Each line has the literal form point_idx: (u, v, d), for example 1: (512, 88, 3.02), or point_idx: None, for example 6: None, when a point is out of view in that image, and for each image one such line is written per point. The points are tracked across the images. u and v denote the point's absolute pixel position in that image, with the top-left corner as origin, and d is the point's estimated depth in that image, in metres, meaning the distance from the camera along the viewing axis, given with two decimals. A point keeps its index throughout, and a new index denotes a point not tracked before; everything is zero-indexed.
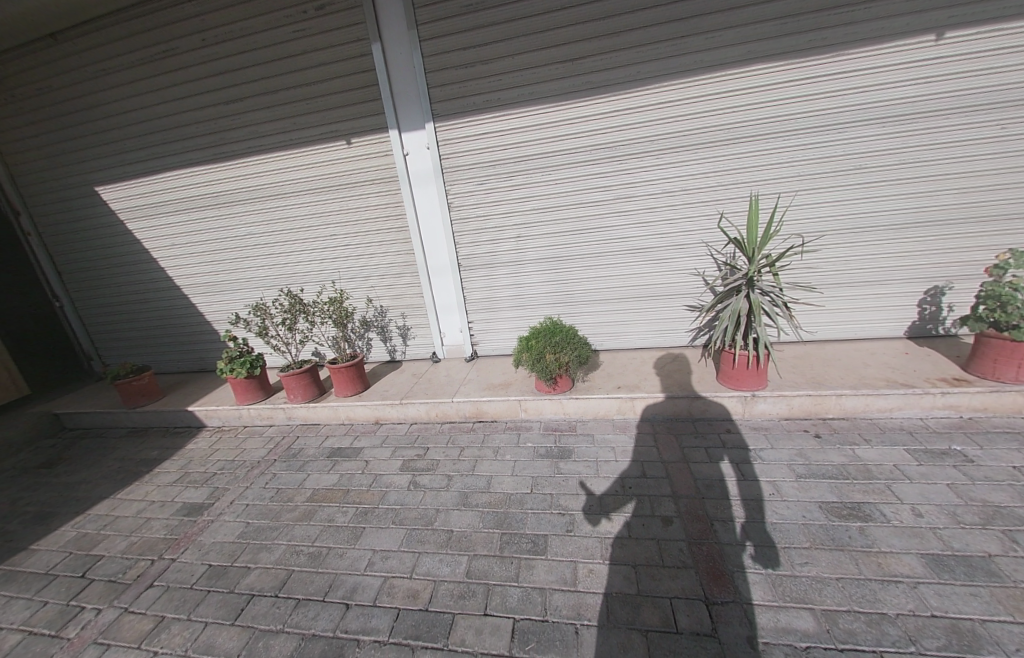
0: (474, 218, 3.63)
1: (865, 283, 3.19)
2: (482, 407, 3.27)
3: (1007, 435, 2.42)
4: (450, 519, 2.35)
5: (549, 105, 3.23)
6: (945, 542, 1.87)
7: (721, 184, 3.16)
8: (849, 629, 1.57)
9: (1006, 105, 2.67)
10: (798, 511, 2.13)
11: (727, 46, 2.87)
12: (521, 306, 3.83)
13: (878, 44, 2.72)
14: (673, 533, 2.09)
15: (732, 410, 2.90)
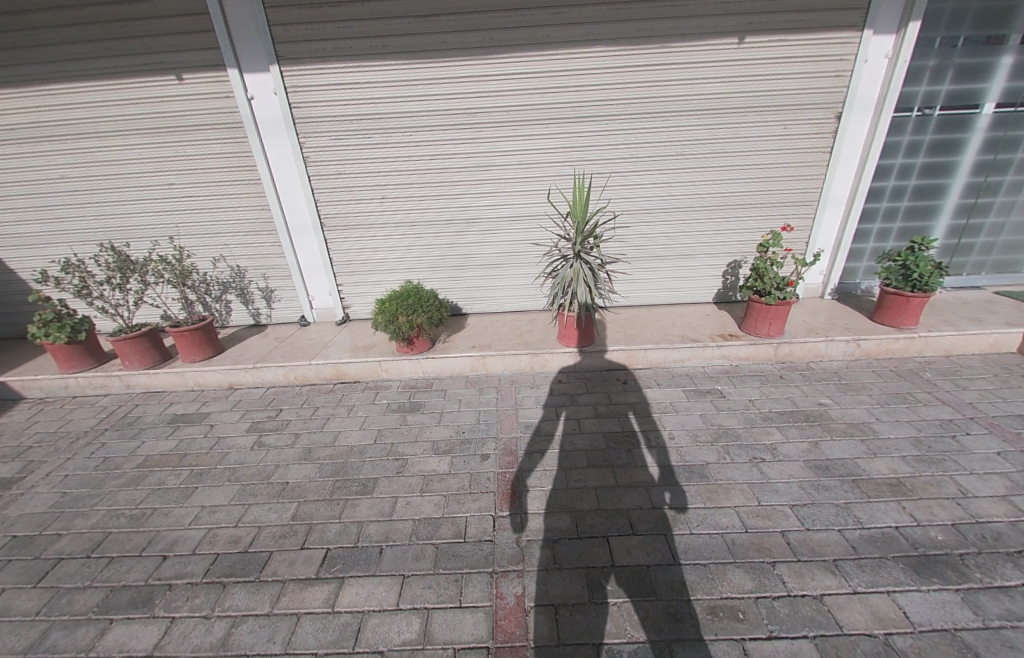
0: (336, 177, 3.53)
1: (682, 256, 3.79)
2: (342, 368, 3.36)
3: (754, 377, 3.17)
4: (288, 472, 2.50)
5: (410, 61, 3.20)
6: (682, 455, 2.48)
7: (569, 160, 3.46)
8: (592, 524, 2.07)
9: (782, 109, 3.29)
10: (589, 441, 2.64)
11: (573, 24, 3.09)
12: (391, 270, 3.87)
13: (693, 41, 3.13)
14: (486, 466, 2.47)
15: (566, 364, 3.36)
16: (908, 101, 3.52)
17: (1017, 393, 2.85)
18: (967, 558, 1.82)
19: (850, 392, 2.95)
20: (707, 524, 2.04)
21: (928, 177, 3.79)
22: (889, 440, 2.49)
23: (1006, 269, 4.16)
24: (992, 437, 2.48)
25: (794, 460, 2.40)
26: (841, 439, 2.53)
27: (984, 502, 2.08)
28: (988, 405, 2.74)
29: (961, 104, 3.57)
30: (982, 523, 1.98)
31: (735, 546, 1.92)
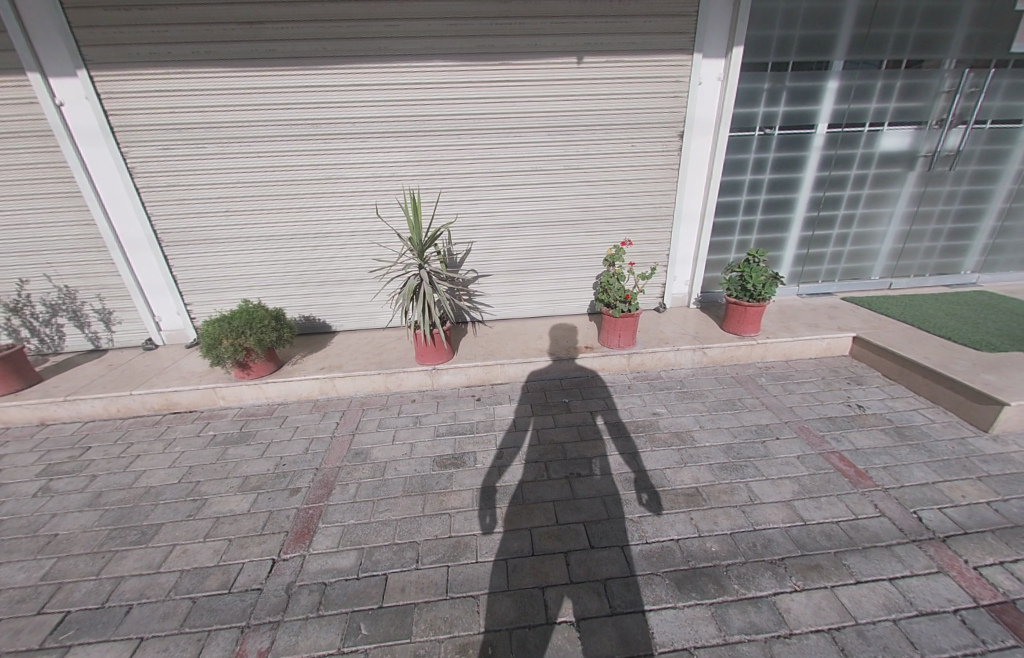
0: (169, 189, 3.27)
1: (549, 269, 3.89)
2: (173, 397, 3.08)
3: (604, 388, 3.22)
4: (61, 522, 2.24)
5: (240, 69, 3.03)
6: (501, 476, 2.42)
7: (425, 173, 3.41)
8: (376, 560, 1.95)
9: (627, 126, 3.41)
10: (414, 465, 2.51)
11: (410, 38, 3.05)
12: (246, 288, 3.63)
13: (534, 59, 3.17)
14: (291, 502, 2.29)
15: (423, 382, 3.26)
16: (749, 121, 3.73)
17: (835, 395, 3.03)
18: (731, 568, 1.85)
19: (687, 400, 3.04)
20: (495, 551, 1.97)
21: (776, 192, 4.04)
22: (703, 448, 2.57)
23: (856, 276, 4.49)
24: (798, 440, 2.60)
25: (607, 474, 2.40)
26: (660, 449, 2.58)
27: (766, 508, 2.15)
28: (804, 409, 2.89)
29: (796, 124, 3.82)
30: (759, 530, 2.03)
31: (514, 573, 1.86)
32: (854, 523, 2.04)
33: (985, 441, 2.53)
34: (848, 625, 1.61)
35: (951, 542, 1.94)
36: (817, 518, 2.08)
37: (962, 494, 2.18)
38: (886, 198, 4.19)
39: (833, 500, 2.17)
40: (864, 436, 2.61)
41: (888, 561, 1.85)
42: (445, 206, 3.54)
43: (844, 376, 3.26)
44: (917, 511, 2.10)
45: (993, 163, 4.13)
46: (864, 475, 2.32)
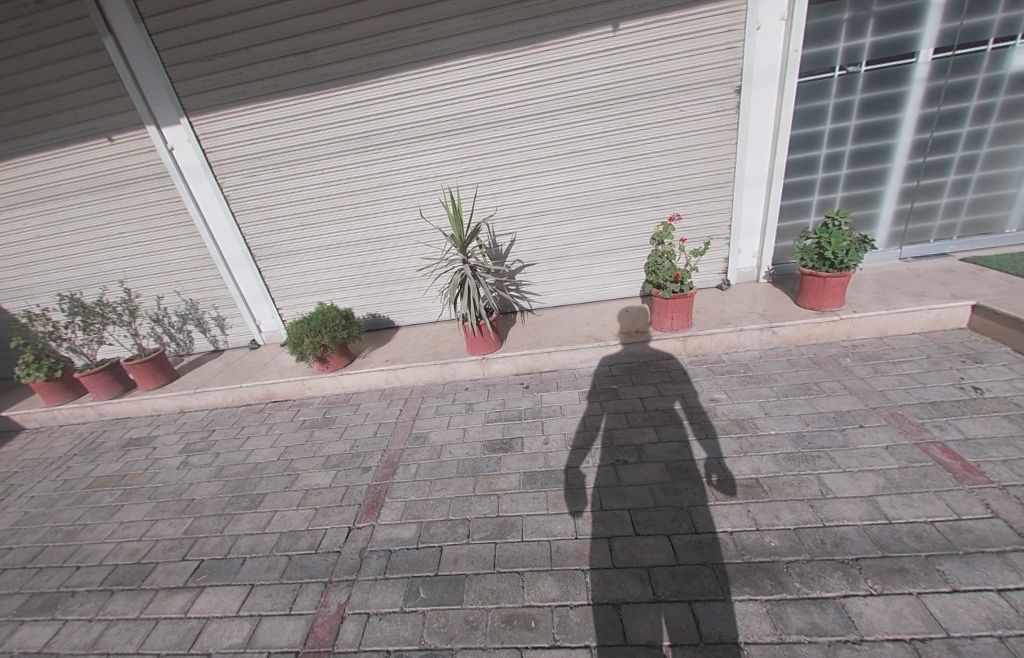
0: (255, 211, 3.80)
1: (595, 253, 3.80)
2: (270, 388, 3.65)
3: (657, 373, 3.09)
4: (198, 489, 2.82)
5: (300, 96, 3.36)
6: (547, 461, 2.49)
7: (467, 169, 3.50)
8: (433, 534, 2.15)
9: (673, 91, 3.15)
10: (466, 450, 2.68)
11: (442, 37, 3.11)
12: (321, 291, 4.10)
13: (567, 36, 3.05)
14: (363, 479, 2.61)
15: (474, 371, 3.43)
16: (826, 61, 3.21)
17: (943, 376, 2.56)
18: (792, 565, 1.71)
19: (750, 385, 2.80)
20: (539, 531, 2.05)
21: (866, 140, 3.45)
22: (766, 436, 2.37)
23: (984, 230, 3.70)
24: (888, 429, 2.27)
25: (655, 462, 2.34)
26: (715, 437, 2.43)
27: (840, 503, 1.93)
28: (899, 392, 2.50)
29: (891, 55, 3.21)
30: (829, 526, 1.84)
31: (557, 554, 1.93)
32: (955, 524, 1.75)
33: None
34: (937, 637, 1.41)
35: None
36: (905, 517, 1.82)
37: None
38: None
39: (929, 497, 1.88)
40: (980, 424, 2.18)
41: (1000, 570, 1.57)
42: (488, 201, 3.62)
43: (959, 353, 2.73)
44: None
45: None
46: (975, 470, 1.96)
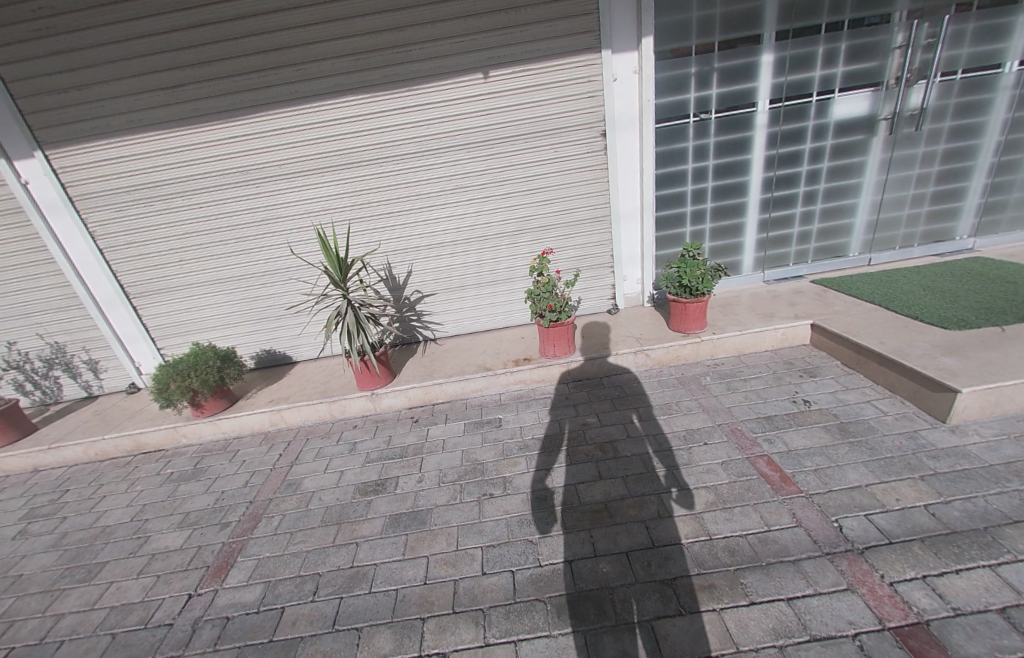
0: (128, 246, 3.56)
1: (491, 282, 3.95)
2: (140, 439, 3.34)
3: (542, 399, 3.20)
4: (25, 563, 2.46)
5: (173, 129, 3.28)
6: (416, 500, 2.43)
7: (356, 204, 3.57)
8: (278, 593, 2.02)
9: (545, 133, 3.45)
10: (337, 494, 2.58)
11: (318, 77, 3.21)
12: (209, 328, 3.89)
13: (441, 80, 3.27)
14: (219, 537, 2.42)
15: (365, 408, 3.35)
16: (681, 108, 3.60)
17: (782, 391, 2.86)
18: (617, 591, 1.76)
19: (621, 407, 2.98)
20: (389, 580, 1.98)
21: (724, 177, 3.86)
22: (624, 460, 2.49)
23: (831, 254, 4.22)
24: (727, 445, 2.47)
25: (520, 493, 2.37)
26: (578, 463, 2.53)
27: (673, 523, 2.04)
28: (744, 409, 2.74)
29: (735, 104, 3.64)
30: (658, 547, 1.93)
31: (400, 604, 1.86)
32: (763, 535, 1.91)
33: (941, 433, 2.29)
34: (727, 654, 1.48)
35: (869, 554, 1.76)
36: (723, 531, 1.96)
37: (896, 498, 1.97)
38: (850, 169, 3.90)
39: (748, 510, 2.04)
40: (801, 436, 2.43)
41: (791, 580, 1.71)
42: (382, 234, 3.69)
43: (798, 369, 3.06)
44: (838, 519, 1.92)
45: (971, 116, 3.76)
46: (789, 481, 2.16)
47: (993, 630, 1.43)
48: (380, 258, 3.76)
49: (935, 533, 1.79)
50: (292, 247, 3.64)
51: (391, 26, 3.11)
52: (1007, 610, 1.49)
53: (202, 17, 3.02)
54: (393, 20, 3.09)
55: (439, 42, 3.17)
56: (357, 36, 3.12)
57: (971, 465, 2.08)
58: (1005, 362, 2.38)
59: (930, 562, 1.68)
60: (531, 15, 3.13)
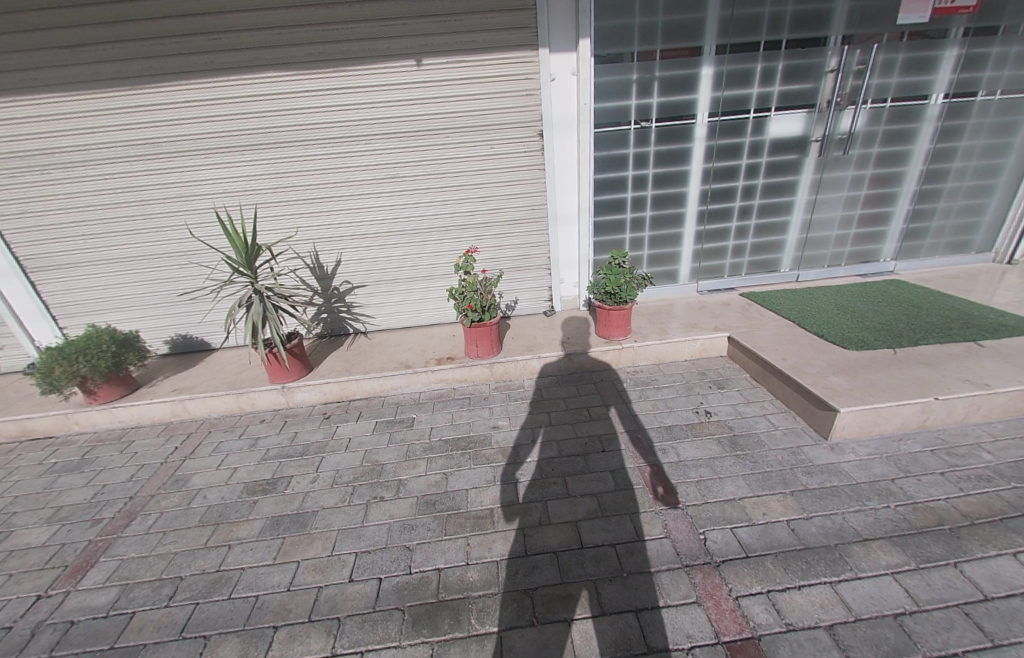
0: (21, 215, 3.28)
1: (425, 277, 3.86)
2: (25, 425, 3.09)
3: (460, 400, 3.17)
4: None
5: (69, 91, 3.01)
6: (304, 502, 2.35)
7: (279, 187, 3.38)
8: (133, 597, 1.91)
9: (481, 128, 3.37)
10: (225, 493, 2.47)
11: (236, 48, 3.00)
12: (118, 309, 3.65)
13: (372, 63, 3.13)
14: (86, 535, 2.27)
15: (277, 401, 3.22)
16: (622, 114, 3.57)
17: (689, 402, 2.92)
18: (478, 601, 1.74)
19: (533, 411, 2.98)
20: (251, 586, 1.90)
21: (664, 187, 3.88)
22: (522, 465, 2.48)
23: (764, 269, 4.34)
24: (623, 454, 2.51)
25: (411, 496, 2.32)
26: (477, 467, 2.50)
27: (550, 530, 2.04)
28: (648, 419, 2.79)
29: (675, 114, 3.64)
30: (529, 555, 1.92)
31: (257, 611, 1.79)
32: (631, 546, 1.93)
33: (821, 450, 2.37)
34: None
35: (724, 567, 1.80)
36: (596, 541, 1.97)
37: (763, 512, 2.04)
38: (784, 187, 3.99)
39: (624, 521, 2.06)
40: (693, 448, 2.49)
41: (646, 591, 1.73)
42: (309, 221, 3.53)
43: (710, 380, 3.14)
44: (705, 532, 1.97)
45: (897, 144, 3.91)
46: (670, 491, 2.20)
47: (816, 646, 1.48)
48: (307, 245, 3.61)
49: (790, 548, 1.85)
50: (209, 229, 3.44)
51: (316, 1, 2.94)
52: (833, 626, 1.54)
53: None
54: None
55: (368, 24, 3.03)
56: (279, 8, 2.94)
57: (839, 482, 2.16)
58: (886, 384, 2.49)
59: (777, 577, 1.74)
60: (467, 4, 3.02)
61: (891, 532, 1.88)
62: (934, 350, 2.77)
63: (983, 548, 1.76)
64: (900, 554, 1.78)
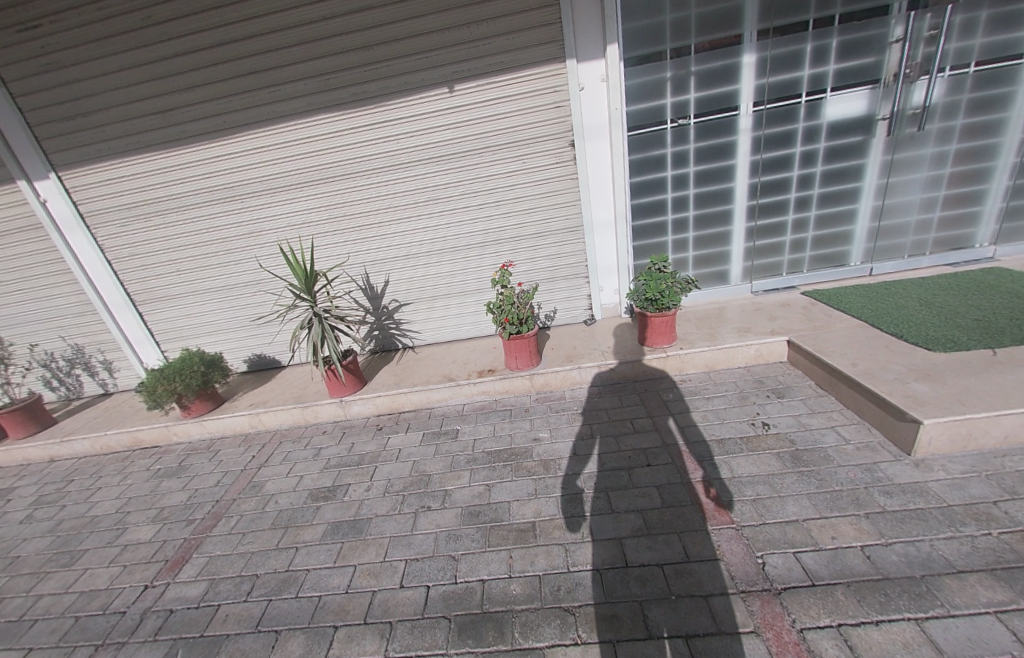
0: (132, 257, 3.90)
1: (465, 292, 3.99)
2: (137, 435, 3.64)
3: (502, 412, 3.23)
4: (22, 547, 2.74)
5: (165, 150, 3.56)
6: (360, 509, 2.52)
7: (332, 216, 3.72)
8: (219, 591, 2.16)
9: (513, 144, 3.46)
10: (293, 498, 2.72)
11: (293, 97, 3.38)
12: (205, 333, 4.19)
13: (409, 95, 3.35)
14: (182, 533, 2.62)
15: (335, 414, 3.49)
16: (657, 115, 3.48)
17: (743, 413, 2.73)
18: (521, 614, 1.76)
19: (575, 423, 2.96)
20: (315, 587, 2.07)
21: (706, 185, 3.70)
22: (563, 478, 2.47)
23: (828, 263, 3.95)
24: (670, 468, 2.40)
25: (456, 507, 2.40)
26: (519, 479, 2.53)
27: (593, 547, 2.01)
28: (697, 431, 2.65)
29: (715, 108, 3.47)
30: (572, 572, 1.91)
31: (320, 611, 1.95)
32: (680, 567, 1.84)
33: (901, 467, 2.11)
34: None
35: (786, 596, 1.65)
36: (642, 559, 1.91)
37: (830, 536, 1.85)
38: (847, 173, 3.63)
39: (671, 540, 1.97)
40: (748, 463, 2.32)
41: (696, 616, 1.63)
42: (359, 246, 3.82)
43: (767, 389, 2.91)
44: (763, 556, 1.83)
45: (989, 112, 3.40)
46: (723, 510, 2.08)
47: None
48: (358, 268, 3.90)
49: (864, 578, 1.66)
50: (275, 259, 3.85)
51: (358, 46, 3.23)
52: None
53: (188, 47, 3.28)
54: (359, 40, 3.22)
55: (403, 60, 3.26)
56: (327, 57, 3.27)
57: (925, 504, 1.91)
58: (985, 390, 2.15)
59: (849, 610, 1.56)
60: (494, 28, 3.15)
61: (995, 565, 1.62)
62: None
63: None
64: (1007, 591, 1.53)
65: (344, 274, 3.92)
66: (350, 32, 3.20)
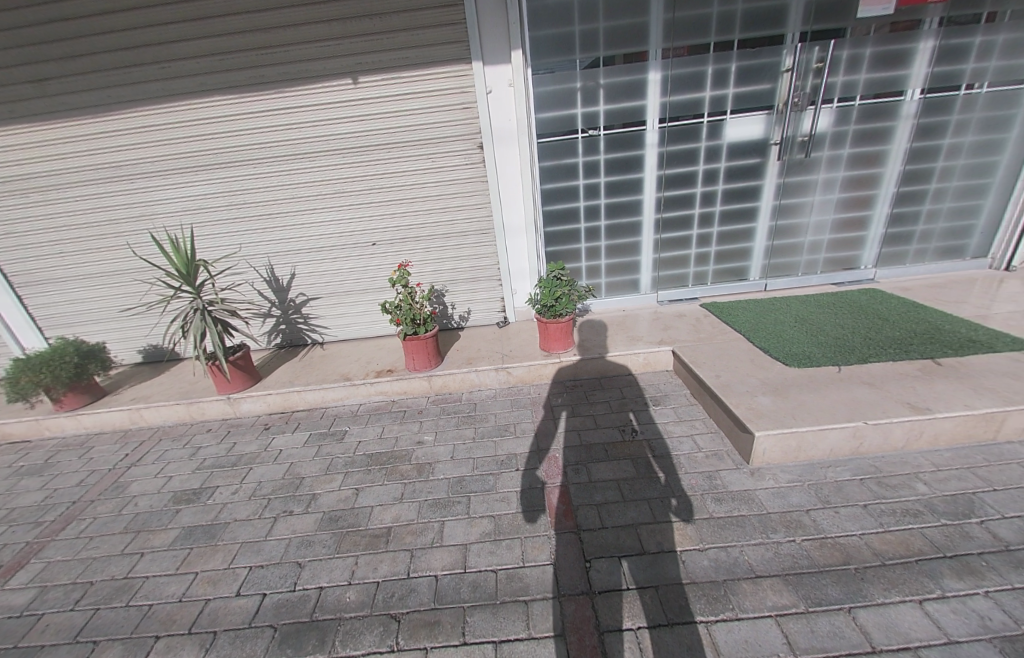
0: (4, 234, 3.57)
1: (377, 289, 3.91)
2: (2, 430, 3.34)
3: (395, 414, 3.20)
4: None
5: (39, 121, 3.26)
6: (220, 513, 2.43)
7: (231, 205, 3.53)
8: (43, 601, 2.01)
9: (422, 142, 3.40)
10: (155, 501, 2.58)
11: (183, 75, 3.17)
12: (93, 321, 3.90)
13: (311, 84, 3.22)
14: (23, 537, 2.42)
15: (224, 411, 3.34)
16: (568, 123, 3.51)
17: (619, 419, 2.83)
18: (347, 622, 1.74)
19: (462, 426, 2.98)
20: (148, 595, 1.98)
21: (617, 195, 3.78)
22: (433, 482, 2.48)
23: (731, 277, 4.15)
24: (536, 473, 2.46)
25: (319, 511, 2.36)
26: (390, 482, 2.51)
27: (439, 552, 2.02)
28: (572, 436, 2.72)
29: (624, 121, 3.54)
30: (410, 578, 1.91)
31: (145, 621, 1.85)
32: (513, 572, 1.88)
33: (738, 476, 2.25)
34: None
35: (599, 599, 1.71)
36: (479, 565, 1.94)
37: (656, 541, 1.94)
38: (746, 192, 3.81)
39: (513, 545, 2.02)
40: (607, 469, 2.41)
41: (512, 621, 1.66)
42: (262, 237, 3.66)
43: (648, 396, 3.03)
44: (591, 559, 1.89)
45: (870, 144, 3.66)
46: (569, 515, 2.14)
47: None
48: (261, 259, 3.74)
49: (673, 583, 1.75)
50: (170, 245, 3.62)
51: (254, 27, 3.07)
52: None
53: (62, 10, 3.00)
54: (255, 20, 3.05)
55: (303, 45, 3.12)
56: (220, 35, 3.08)
57: (748, 511, 2.04)
58: (818, 406, 2.33)
59: (650, 614, 1.63)
60: (399, 22, 3.07)
61: (788, 570, 1.75)
62: (883, 368, 2.58)
63: (885, 593, 1.61)
64: (791, 594, 1.65)
65: (246, 265, 3.74)
66: (244, 11, 3.03)
